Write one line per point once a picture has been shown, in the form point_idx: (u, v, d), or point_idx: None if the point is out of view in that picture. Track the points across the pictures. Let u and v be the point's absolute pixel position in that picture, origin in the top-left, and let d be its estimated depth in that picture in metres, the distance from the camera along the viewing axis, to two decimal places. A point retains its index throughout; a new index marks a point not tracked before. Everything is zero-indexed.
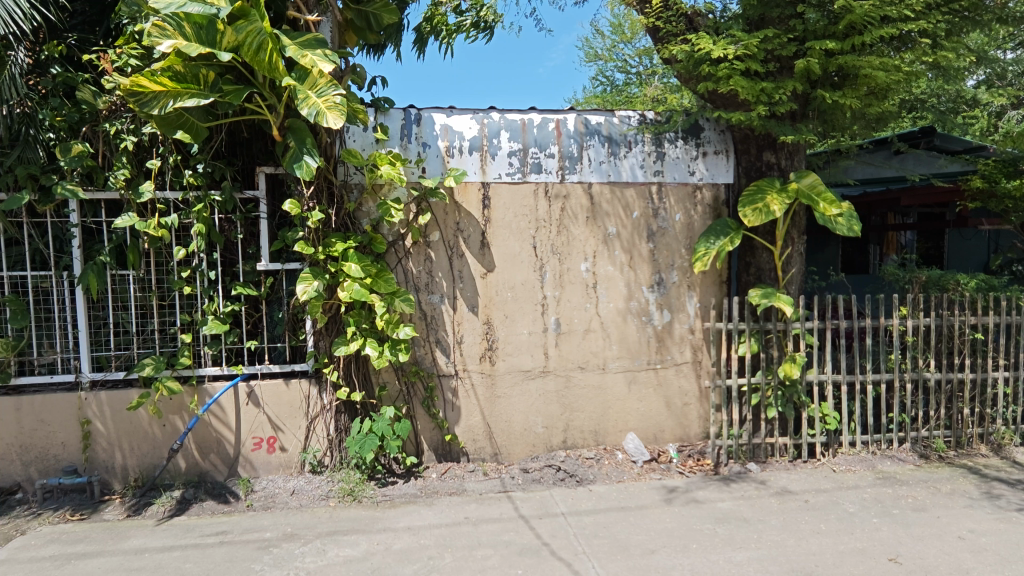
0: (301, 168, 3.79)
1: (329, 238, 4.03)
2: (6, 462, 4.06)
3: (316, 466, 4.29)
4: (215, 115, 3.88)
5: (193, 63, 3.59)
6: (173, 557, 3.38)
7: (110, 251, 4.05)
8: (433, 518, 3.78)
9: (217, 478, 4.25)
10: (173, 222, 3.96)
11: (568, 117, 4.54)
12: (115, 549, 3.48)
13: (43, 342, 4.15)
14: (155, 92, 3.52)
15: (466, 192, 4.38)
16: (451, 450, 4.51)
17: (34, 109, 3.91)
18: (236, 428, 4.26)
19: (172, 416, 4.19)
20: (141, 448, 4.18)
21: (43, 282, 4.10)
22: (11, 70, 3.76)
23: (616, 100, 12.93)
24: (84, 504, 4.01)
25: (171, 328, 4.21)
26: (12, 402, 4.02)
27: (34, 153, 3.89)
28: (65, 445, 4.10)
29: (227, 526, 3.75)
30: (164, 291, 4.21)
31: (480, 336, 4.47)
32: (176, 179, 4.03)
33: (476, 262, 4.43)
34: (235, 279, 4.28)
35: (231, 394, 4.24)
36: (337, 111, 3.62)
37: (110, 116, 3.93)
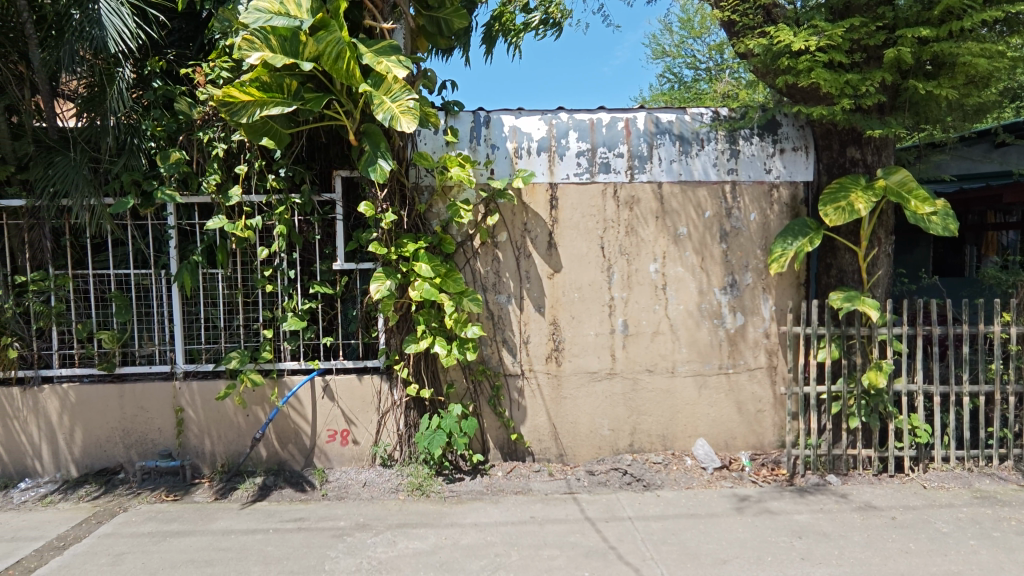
0: (375, 171, 3.92)
1: (401, 239, 4.16)
2: (111, 444, 4.43)
3: (387, 459, 4.45)
4: (297, 122, 4.06)
5: (278, 73, 3.77)
6: (257, 540, 3.59)
7: (202, 251, 4.34)
8: (499, 516, 3.82)
9: (295, 467, 4.47)
10: (258, 223, 4.19)
11: (637, 116, 4.48)
12: (205, 529, 3.73)
13: (144, 335, 4.50)
14: (244, 101, 3.74)
15: (534, 192, 4.40)
16: (517, 449, 4.54)
17: (138, 120, 4.23)
18: (313, 421, 4.46)
19: (255, 407, 4.44)
20: (227, 436, 4.45)
21: (144, 280, 4.45)
22: (119, 86, 4.09)
23: (685, 97, 12.66)
24: (178, 486, 4.33)
25: (254, 323, 4.47)
26: (116, 389, 4.38)
27: (137, 161, 4.20)
28: (161, 430, 4.43)
29: (305, 513, 3.94)
30: (249, 289, 4.47)
31: (547, 337, 4.48)
32: (261, 183, 4.27)
33: (544, 262, 4.44)
34: (313, 278, 4.47)
35: (308, 388, 4.44)
36: (410, 116, 3.73)
37: (203, 126, 4.21)
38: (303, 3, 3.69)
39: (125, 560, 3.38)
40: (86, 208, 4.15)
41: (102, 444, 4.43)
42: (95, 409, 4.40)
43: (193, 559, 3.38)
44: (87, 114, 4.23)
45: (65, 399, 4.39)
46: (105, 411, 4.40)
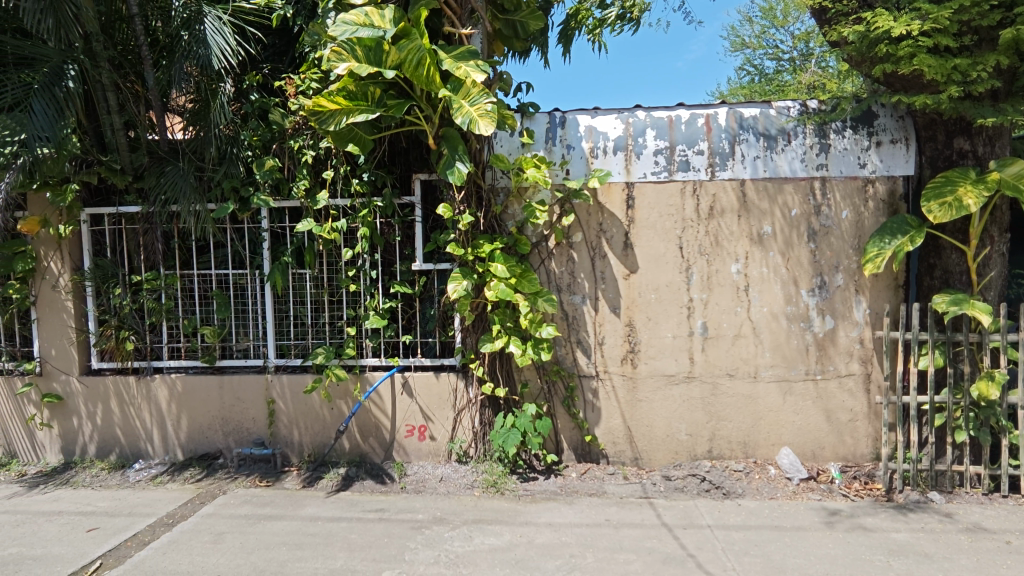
0: (453, 174, 4.00)
1: (478, 240, 4.23)
2: (211, 431, 4.78)
3: (462, 456, 4.54)
4: (379, 128, 4.22)
5: (363, 82, 3.93)
6: (341, 527, 3.77)
7: (292, 252, 4.61)
8: (573, 517, 3.81)
9: (375, 460, 4.65)
10: (343, 226, 4.40)
11: (719, 111, 4.34)
12: (295, 515, 3.96)
13: (240, 331, 4.83)
14: (331, 110, 3.92)
15: (610, 192, 4.36)
16: (591, 450, 4.50)
17: (237, 131, 4.55)
18: (392, 416, 4.62)
19: (339, 400, 4.66)
20: (313, 428, 4.70)
21: (241, 279, 4.78)
22: (221, 100, 4.43)
23: (766, 89, 12.09)
24: (269, 472, 4.62)
25: (339, 321, 4.69)
26: (216, 380, 4.73)
27: (235, 169, 4.51)
28: (255, 420, 4.74)
29: (385, 504, 4.09)
30: (334, 288, 4.68)
31: (623, 338, 4.42)
32: (346, 188, 4.46)
33: (620, 263, 4.39)
34: (393, 278, 4.63)
35: (388, 383, 4.60)
36: (488, 119, 3.81)
37: (294, 134, 4.46)
38: (387, 14, 3.80)
39: (225, 539, 3.65)
40: (192, 213, 4.47)
41: (204, 431, 4.79)
42: (198, 399, 4.77)
43: (285, 541, 3.60)
44: (193, 127, 4.59)
45: (173, 389, 4.79)
46: (206, 401, 4.76)
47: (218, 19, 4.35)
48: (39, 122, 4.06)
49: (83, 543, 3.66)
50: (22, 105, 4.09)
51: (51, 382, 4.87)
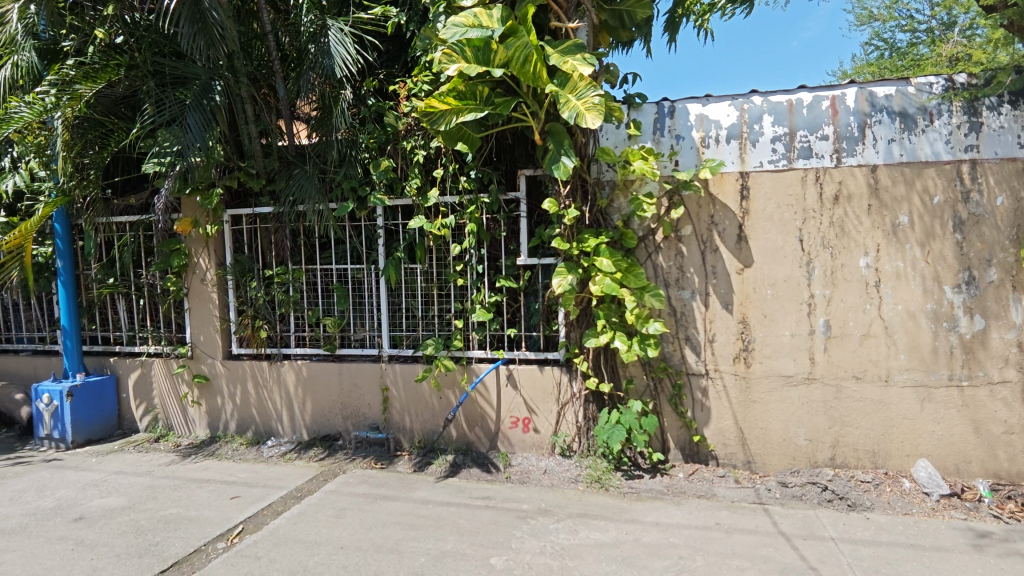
0: (558, 169, 4.01)
1: (583, 234, 4.21)
2: (332, 415, 5.16)
3: (566, 450, 4.56)
4: (486, 126, 4.31)
5: (472, 82, 4.04)
6: (451, 512, 3.93)
7: (404, 248, 4.84)
8: (681, 518, 3.71)
9: (481, 449, 4.79)
10: (452, 222, 4.54)
11: (847, 92, 3.98)
12: (407, 497, 4.18)
13: (357, 323, 5.16)
14: (442, 110, 4.04)
15: (722, 182, 4.16)
16: (699, 451, 4.35)
17: (355, 134, 4.84)
18: (497, 407, 4.72)
19: (447, 390, 4.84)
20: (423, 416, 4.92)
21: (358, 273, 5.09)
22: (342, 106, 4.74)
23: (897, 65, 10.97)
24: (383, 456, 4.91)
25: (448, 314, 4.87)
26: (337, 367, 5.10)
27: (353, 170, 4.81)
28: (370, 406, 5.05)
29: (492, 492, 4.21)
30: (443, 282, 4.87)
31: (735, 336, 4.22)
32: (454, 185, 4.61)
33: (733, 257, 4.19)
34: (498, 273, 4.74)
35: (494, 375, 4.71)
36: (595, 112, 3.79)
37: (407, 135, 4.68)
38: (494, 14, 3.87)
39: (346, 515, 3.93)
40: (316, 212, 4.82)
41: (326, 414, 5.18)
42: (321, 384, 5.16)
43: (399, 521, 3.82)
44: (316, 132, 4.95)
45: (300, 373, 5.21)
46: (328, 386, 5.14)
47: (340, 31, 4.67)
48: (193, 134, 4.57)
49: (228, 508, 4.10)
50: (178, 119, 4.61)
51: (200, 364, 5.48)
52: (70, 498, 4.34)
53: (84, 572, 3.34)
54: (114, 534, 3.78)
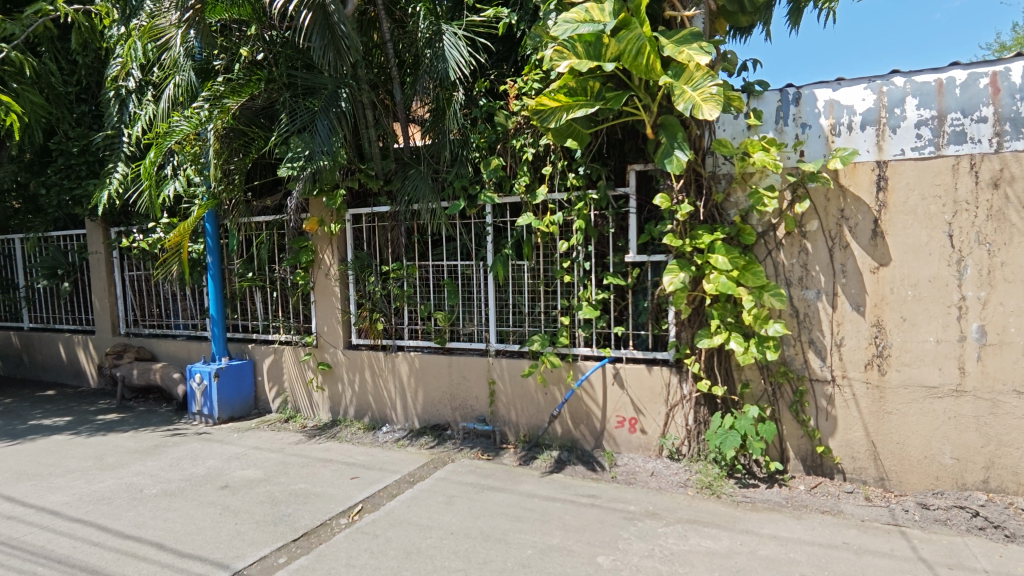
0: (671, 163, 3.90)
1: (696, 230, 4.06)
2: (442, 405, 5.37)
3: (674, 453, 4.42)
4: (596, 122, 4.24)
5: (583, 77, 4.01)
6: (557, 507, 3.95)
7: (512, 245, 4.92)
8: (803, 533, 3.47)
9: (586, 447, 4.77)
10: (560, 219, 4.54)
11: (1012, 66, 3.50)
12: (513, 489, 4.26)
13: (466, 317, 5.32)
14: (552, 108, 4.04)
15: (855, 173, 3.83)
16: (823, 464, 4.05)
17: (466, 135, 4.98)
18: (603, 405, 4.68)
19: (553, 386, 4.87)
20: (529, 411, 4.98)
21: (468, 270, 5.24)
22: (455, 107, 4.93)
23: None
24: (490, 448, 5.03)
25: (554, 311, 4.86)
26: (446, 359, 5.30)
27: (465, 170, 4.96)
28: (477, 398, 5.19)
29: (597, 490, 4.19)
30: (550, 279, 4.87)
31: (868, 341, 3.87)
32: (562, 182, 4.60)
33: (867, 254, 3.84)
34: (606, 269, 4.66)
35: (600, 373, 4.66)
36: (713, 102, 3.66)
37: (516, 134, 4.75)
38: (606, 7, 3.83)
39: (456, 502, 4.08)
40: (430, 211, 5.02)
41: (436, 404, 5.40)
42: (432, 375, 5.39)
43: (506, 512, 3.90)
44: (430, 133, 5.14)
45: (412, 365, 5.48)
46: (438, 377, 5.36)
47: (454, 35, 4.85)
48: (321, 140, 4.93)
49: (349, 488, 4.41)
50: (309, 126, 5.01)
51: (324, 353, 5.92)
52: (217, 468, 4.87)
53: (230, 534, 3.74)
54: (253, 503, 4.20)
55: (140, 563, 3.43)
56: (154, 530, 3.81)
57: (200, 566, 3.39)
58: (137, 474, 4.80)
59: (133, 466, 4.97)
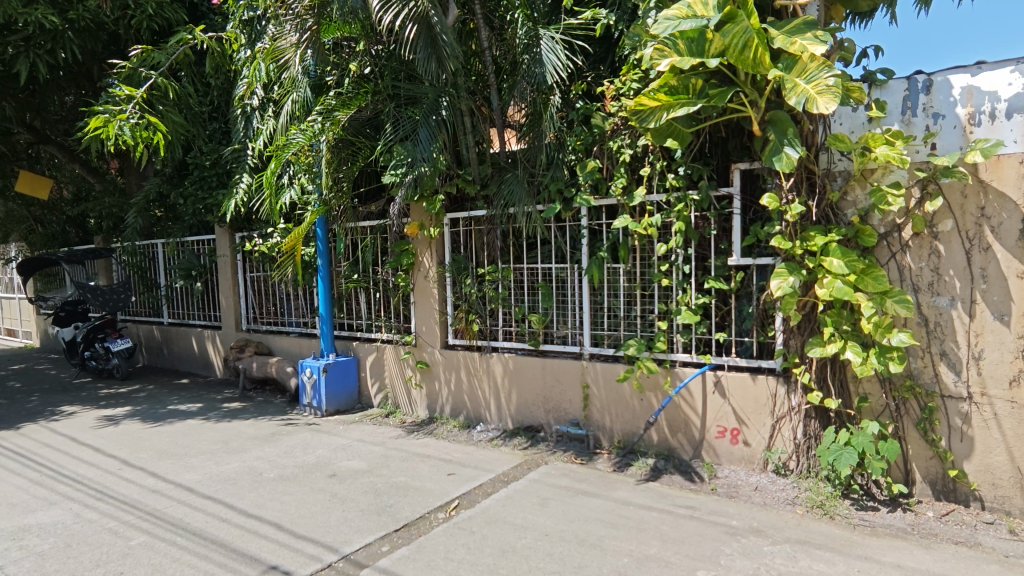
0: (781, 160, 3.70)
1: (808, 231, 3.82)
2: (535, 407, 5.40)
3: (781, 468, 4.17)
4: (698, 120, 4.10)
5: (685, 75, 3.89)
6: (654, 516, 3.85)
7: (608, 248, 4.85)
8: (933, 564, 3.15)
9: (684, 456, 4.61)
10: (659, 221, 4.43)
11: None
12: (608, 495, 4.21)
13: (560, 320, 5.31)
14: (652, 107, 3.94)
15: (999, 167, 3.43)
16: (956, 489, 3.66)
17: (562, 137, 4.97)
18: (703, 414, 4.50)
19: (649, 392, 4.75)
20: (623, 416, 4.90)
21: (563, 272, 5.23)
22: (551, 111, 4.95)
23: None
24: (583, 452, 5.00)
25: (650, 315, 4.75)
26: (540, 361, 5.33)
27: (561, 173, 4.96)
28: (571, 402, 5.18)
29: (696, 502, 4.03)
30: (646, 283, 4.77)
31: (1013, 355, 3.46)
32: (661, 183, 4.48)
33: (1012, 257, 3.43)
34: (707, 273, 4.49)
35: (700, 380, 4.50)
36: (829, 94, 3.44)
37: (613, 135, 4.69)
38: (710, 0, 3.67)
39: (550, 504, 4.10)
40: (525, 214, 5.07)
41: (529, 406, 5.44)
42: (526, 376, 5.43)
43: (601, 518, 3.85)
44: (527, 137, 5.18)
45: (507, 366, 5.57)
46: (532, 379, 5.40)
47: (551, 39, 4.90)
48: (422, 148, 5.14)
49: (446, 483, 4.55)
50: (411, 135, 5.24)
51: (423, 352, 6.16)
52: (326, 457, 5.20)
53: (339, 520, 3.98)
54: (358, 492, 4.44)
55: (261, 540, 3.73)
56: (272, 511, 4.14)
57: (312, 548, 3.63)
58: (258, 459, 5.23)
59: (254, 451, 5.43)
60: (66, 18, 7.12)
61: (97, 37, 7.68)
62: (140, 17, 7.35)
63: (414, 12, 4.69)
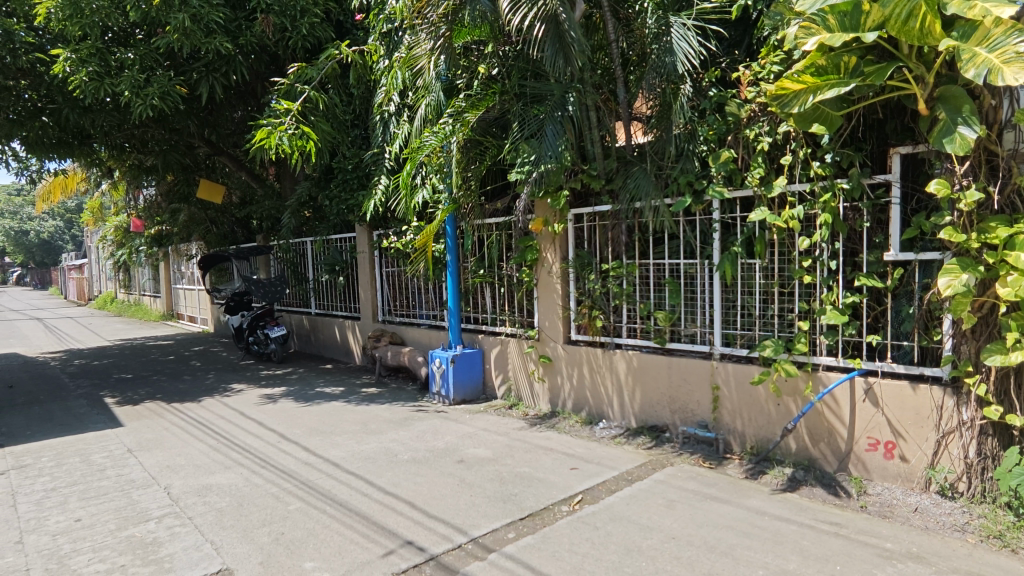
0: (953, 142, 3.27)
1: (986, 222, 3.35)
2: (660, 407, 5.26)
3: (947, 489, 3.70)
4: (850, 102, 3.75)
5: (835, 53, 3.59)
6: (792, 530, 3.60)
7: (742, 243, 4.59)
8: None
9: (826, 468, 4.25)
10: (802, 213, 4.10)
11: None
12: (740, 503, 3.99)
13: (688, 318, 5.12)
14: (796, 91, 3.66)
15: None
16: None
17: (694, 128, 4.78)
18: (851, 424, 4.11)
19: (787, 397, 4.44)
20: (757, 421, 4.62)
21: (691, 268, 5.04)
22: (682, 101, 4.77)
23: None
24: (712, 455, 4.79)
25: (790, 314, 4.44)
26: (666, 360, 5.18)
27: (691, 164, 4.76)
28: (699, 403, 4.98)
29: (842, 519, 3.70)
30: (786, 280, 4.45)
31: None
32: (805, 172, 4.15)
33: None
34: (858, 269, 4.09)
35: (848, 387, 4.11)
36: (1019, 64, 3.00)
37: (749, 123, 4.42)
38: None
39: (677, 507, 3.97)
40: (652, 208, 4.93)
41: (654, 405, 5.31)
42: (650, 375, 5.31)
43: (733, 526, 3.67)
44: (654, 129, 5.04)
45: (630, 363, 5.47)
46: (658, 378, 5.26)
47: (683, 26, 4.75)
48: (548, 144, 5.19)
49: (570, 477, 4.58)
50: (538, 132, 5.30)
51: (546, 346, 6.25)
52: (454, 444, 5.46)
53: (467, 504, 4.17)
54: (485, 479, 4.62)
55: (398, 516, 4.01)
56: (407, 490, 4.43)
57: (444, 528, 3.84)
58: (393, 441, 5.63)
59: (390, 434, 5.84)
60: (237, 43, 8.08)
61: (261, 59, 8.63)
62: (297, 37, 8.16)
63: (543, 11, 4.74)
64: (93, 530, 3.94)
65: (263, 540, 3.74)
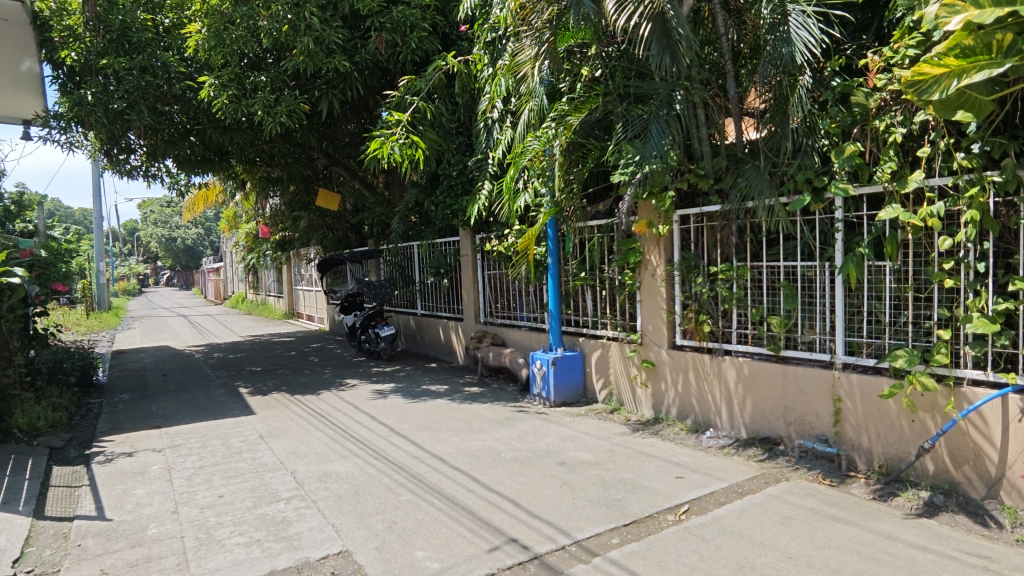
0: None
1: None
2: (774, 418, 4.97)
3: None
4: (1003, 84, 3.35)
5: (985, 32, 3.24)
6: (930, 560, 3.26)
7: (870, 244, 4.23)
8: None
9: (972, 495, 3.81)
10: (942, 209, 3.70)
11: None
12: (867, 526, 3.67)
13: (807, 324, 4.80)
14: (936, 76, 3.30)
15: None
16: None
17: (814, 121, 4.50)
18: (1003, 447, 3.66)
19: (924, 413, 4.02)
20: (887, 438, 4.23)
21: (809, 271, 4.73)
22: (800, 92, 4.48)
23: None
24: (833, 473, 4.45)
25: (927, 321, 4.03)
26: (781, 369, 4.88)
27: (810, 160, 4.47)
28: (819, 415, 4.65)
29: (992, 552, 3.30)
30: (922, 284, 4.05)
31: None
32: (946, 164, 3.76)
33: None
34: (1013, 272, 3.64)
35: (999, 405, 3.66)
36: None
37: (879, 113, 4.06)
38: None
39: (794, 525, 3.73)
40: (766, 208, 4.69)
41: (767, 416, 5.03)
42: (763, 383, 5.03)
43: (859, 550, 3.39)
44: (768, 124, 4.78)
45: (741, 371, 5.21)
46: (771, 387, 4.97)
47: (802, 14, 4.48)
48: (653, 144, 5.05)
49: (675, 486, 4.45)
50: (642, 133, 5.16)
51: (649, 351, 6.11)
52: (556, 446, 5.49)
53: (570, 507, 4.18)
54: (587, 483, 4.60)
55: (502, 514, 4.11)
56: (510, 489, 4.52)
57: (547, 528, 3.88)
58: (496, 440, 5.76)
59: (492, 433, 5.98)
60: (353, 61, 8.64)
61: (374, 74, 9.16)
62: (407, 51, 8.57)
63: (650, 9, 4.65)
64: (233, 506, 4.38)
65: (378, 527, 3.97)
